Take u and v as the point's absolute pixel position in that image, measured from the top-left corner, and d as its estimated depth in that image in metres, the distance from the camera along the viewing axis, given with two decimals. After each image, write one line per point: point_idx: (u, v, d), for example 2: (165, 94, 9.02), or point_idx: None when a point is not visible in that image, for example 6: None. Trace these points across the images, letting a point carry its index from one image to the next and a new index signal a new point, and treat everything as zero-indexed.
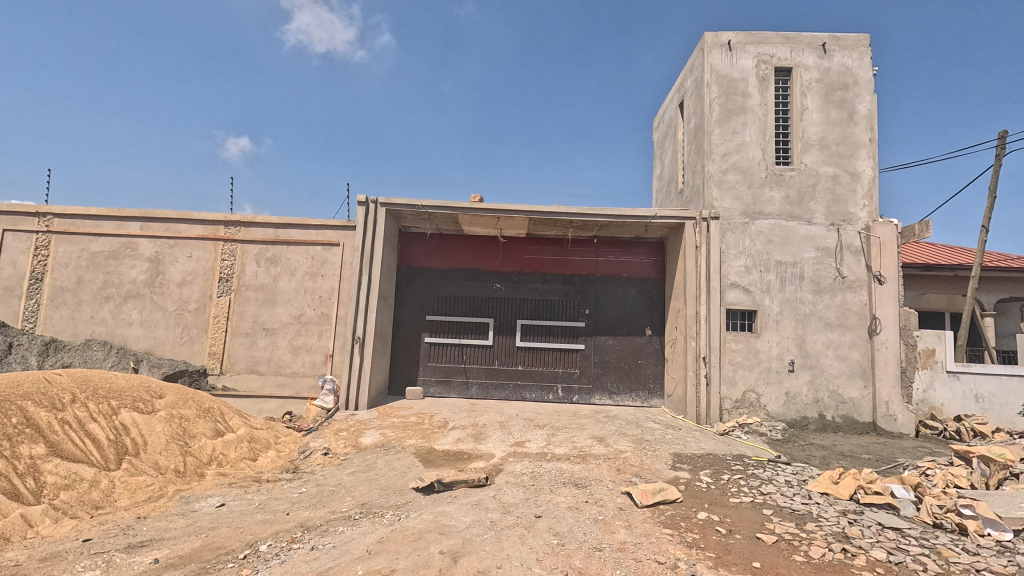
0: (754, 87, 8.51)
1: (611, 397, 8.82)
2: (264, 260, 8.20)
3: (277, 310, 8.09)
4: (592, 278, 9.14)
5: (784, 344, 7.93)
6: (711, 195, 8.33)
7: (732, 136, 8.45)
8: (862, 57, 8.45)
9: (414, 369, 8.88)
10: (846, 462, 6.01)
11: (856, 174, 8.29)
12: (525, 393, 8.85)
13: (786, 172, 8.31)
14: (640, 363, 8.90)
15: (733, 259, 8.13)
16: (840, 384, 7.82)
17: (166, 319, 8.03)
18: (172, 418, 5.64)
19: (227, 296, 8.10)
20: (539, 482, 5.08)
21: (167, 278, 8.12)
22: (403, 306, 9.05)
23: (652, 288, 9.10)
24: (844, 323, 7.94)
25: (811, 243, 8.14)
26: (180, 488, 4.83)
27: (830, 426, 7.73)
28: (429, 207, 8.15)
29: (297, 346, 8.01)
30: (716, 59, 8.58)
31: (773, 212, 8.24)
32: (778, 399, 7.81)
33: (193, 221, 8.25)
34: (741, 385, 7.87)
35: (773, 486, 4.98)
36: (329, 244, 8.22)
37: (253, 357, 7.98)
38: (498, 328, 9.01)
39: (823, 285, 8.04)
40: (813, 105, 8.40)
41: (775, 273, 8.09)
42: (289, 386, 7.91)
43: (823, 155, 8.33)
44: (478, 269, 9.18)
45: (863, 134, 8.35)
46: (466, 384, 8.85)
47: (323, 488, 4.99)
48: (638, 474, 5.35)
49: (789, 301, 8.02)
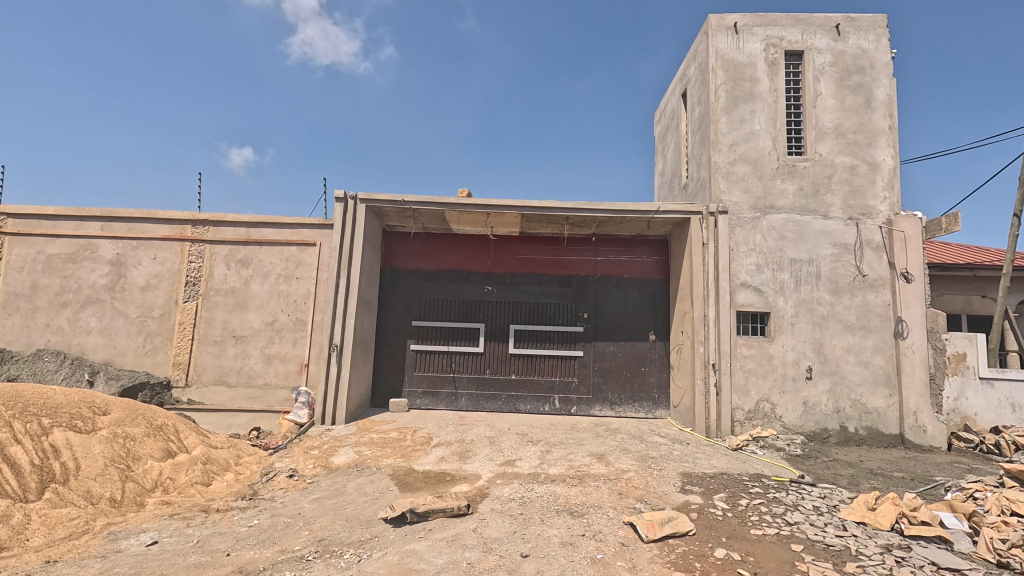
0: (762, 72, 7.91)
1: (613, 409, 8.14)
2: (234, 262, 7.57)
3: (248, 316, 7.45)
4: (590, 279, 8.49)
5: (801, 348, 7.27)
6: (718, 187, 7.69)
7: (739, 124, 7.83)
8: (879, 39, 7.84)
9: (399, 379, 8.22)
10: (878, 482, 5.32)
11: (875, 164, 7.65)
12: (520, 404, 8.17)
13: (799, 163, 7.69)
14: (644, 370, 8.22)
15: (744, 257, 7.48)
16: (863, 393, 7.15)
17: (128, 326, 7.39)
18: (114, 437, 5.00)
19: (194, 302, 7.46)
20: (529, 510, 4.39)
21: (130, 282, 7.49)
22: (387, 311, 8.41)
23: (655, 289, 8.45)
24: (866, 325, 7.29)
25: (828, 239, 7.50)
26: (112, 522, 4.17)
27: (853, 439, 7.05)
28: (413, 202, 7.51)
29: (270, 355, 7.36)
30: (722, 43, 7.98)
31: (785, 205, 7.61)
32: (796, 410, 7.13)
33: (158, 220, 7.63)
34: (754, 395, 7.18)
35: (800, 514, 4.30)
36: (305, 243, 7.60)
37: (222, 368, 7.33)
38: (489, 334, 8.34)
39: (842, 285, 7.39)
40: (827, 91, 7.79)
41: (789, 271, 7.45)
42: (260, 399, 7.25)
43: (839, 144, 7.70)
44: (468, 270, 8.54)
45: (882, 122, 7.72)
46: (454, 395, 8.19)
47: (278, 519, 4.32)
48: (643, 499, 4.67)
49: (805, 301, 7.37)
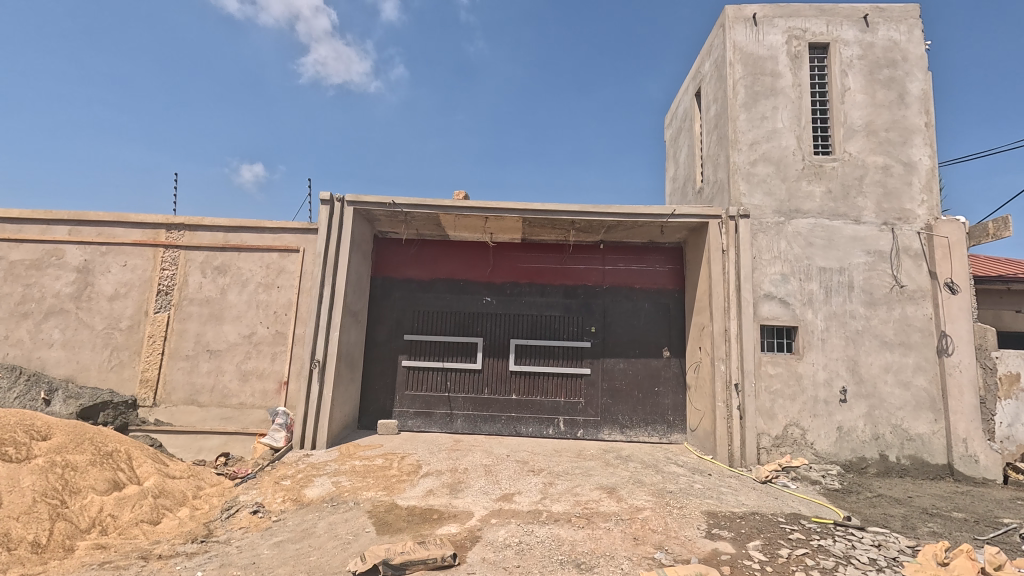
0: (784, 66, 7.30)
1: (623, 432, 7.41)
2: (211, 269, 6.96)
3: (223, 329, 6.82)
4: (598, 290, 7.82)
5: (833, 367, 6.55)
6: (737, 190, 7.05)
7: (760, 122, 7.21)
8: (912, 30, 7.21)
9: (389, 399, 7.54)
10: (938, 525, 4.54)
11: (910, 164, 6.97)
12: (521, 427, 7.47)
13: (827, 163, 7.03)
14: (657, 390, 7.50)
15: (767, 265, 6.79)
16: (904, 417, 6.40)
17: (93, 339, 6.77)
18: (50, 467, 4.35)
19: (166, 312, 6.85)
20: (527, 561, 3.68)
21: (97, 291, 6.89)
22: (377, 324, 7.75)
23: (669, 301, 7.76)
24: (905, 342, 6.56)
25: (860, 246, 6.81)
26: (27, 573, 3.48)
27: (894, 470, 6.29)
28: (405, 205, 6.88)
29: (246, 371, 6.72)
30: (740, 35, 7.39)
31: (812, 209, 6.94)
32: (829, 436, 6.39)
33: (130, 224, 7.05)
34: (781, 419, 6.44)
35: (855, 570, 3.55)
36: (287, 250, 6.99)
37: (194, 386, 6.70)
38: (488, 349, 7.66)
39: (877, 296, 6.68)
40: (856, 86, 7.17)
41: (818, 281, 6.75)
42: (234, 420, 6.59)
43: (870, 143, 7.05)
44: (465, 280, 7.89)
45: (917, 119, 7.06)
46: (449, 417, 7.49)
47: (226, 571, 3.61)
48: (663, 547, 3.94)
49: (836, 314, 6.67)
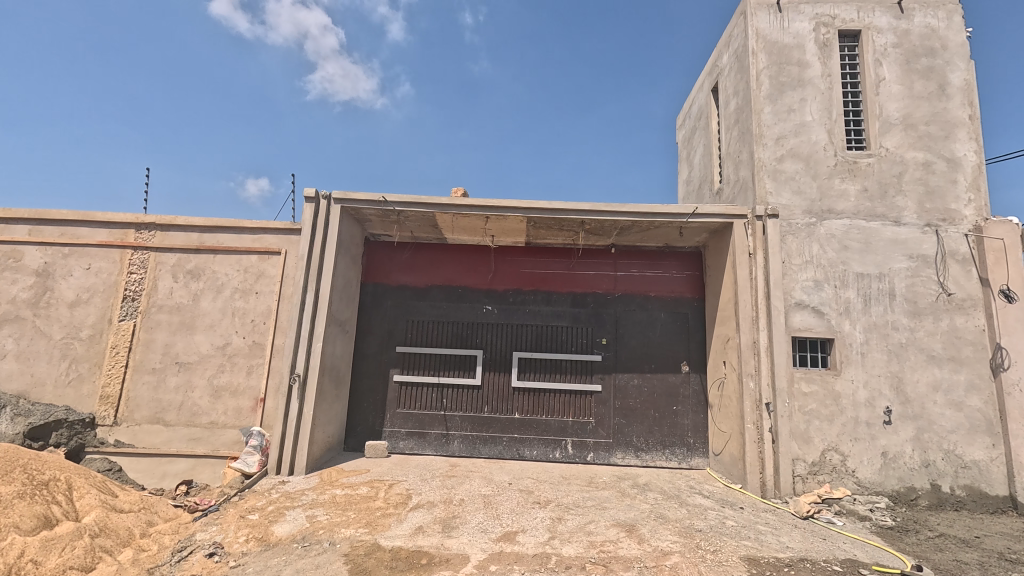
0: (812, 55, 6.70)
1: (638, 456, 6.68)
2: (183, 273, 6.32)
3: (195, 339, 6.15)
4: (608, 298, 7.15)
5: (874, 384, 5.85)
6: (763, 188, 6.41)
7: (787, 115, 6.59)
8: (951, 16, 6.61)
9: (379, 418, 6.84)
10: None
11: (954, 160, 6.31)
12: (524, 449, 6.75)
13: (862, 159, 6.40)
14: (675, 410, 6.78)
15: (798, 271, 6.13)
16: (957, 442, 5.68)
17: (50, 351, 6.10)
18: None
19: (132, 321, 6.19)
20: None
21: (57, 297, 6.24)
22: (367, 335, 7.08)
23: (686, 311, 7.08)
24: (956, 357, 5.87)
25: (901, 250, 6.14)
26: None
27: (948, 502, 5.55)
28: (397, 203, 6.24)
29: (218, 387, 6.04)
30: (763, 22, 6.81)
31: (847, 209, 6.29)
32: (872, 463, 5.67)
33: (96, 224, 6.41)
34: (818, 443, 5.73)
35: None
36: (268, 252, 6.36)
37: (160, 403, 6.01)
38: (488, 363, 6.97)
39: (923, 306, 6.00)
40: (891, 76, 6.56)
41: (855, 289, 6.08)
42: (203, 441, 5.90)
43: (908, 137, 6.42)
44: (463, 287, 7.23)
45: (960, 111, 6.42)
46: (445, 438, 6.78)
47: None
48: None
49: (877, 326, 5.98)
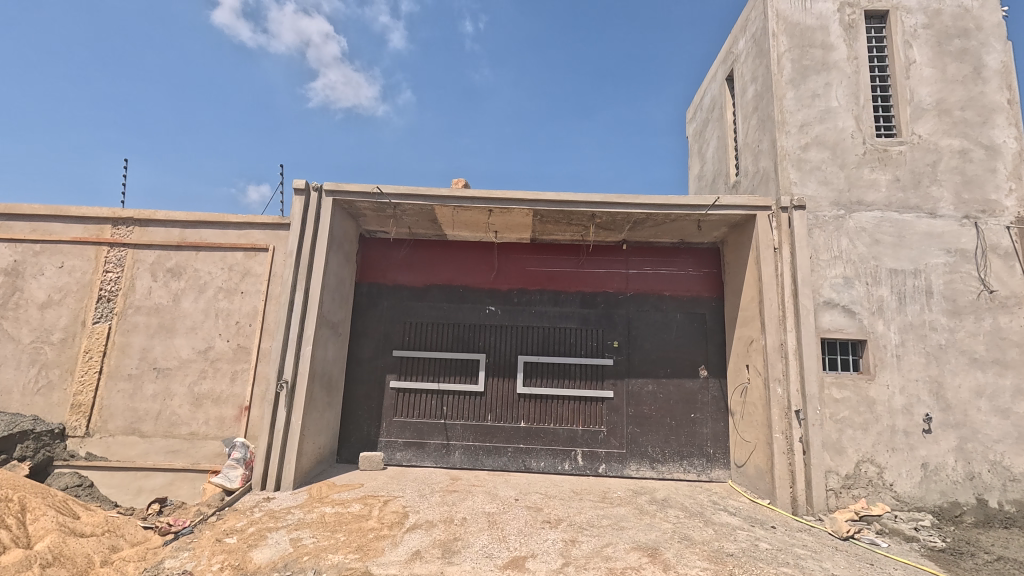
0: (837, 37, 6.26)
1: (654, 468, 6.20)
2: (163, 272, 5.86)
3: (175, 343, 5.69)
4: (619, 297, 6.68)
5: (912, 390, 5.37)
6: (787, 178, 5.95)
7: (811, 100, 6.15)
8: None
9: (374, 427, 6.37)
10: None
11: (993, 148, 5.86)
12: (531, 461, 6.27)
13: (893, 147, 5.94)
14: (693, 418, 6.31)
15: (826, 267, 5.68)
16: (1004, 453, 5.20)
17: (18, 356, 5.64)
18: None
19: (106, 323, 5.73)
20: None
21: (27, 297, 5.78)
22: (362, 338, 6.61)
23: (703, 312, 6.62)
24: (1001, 360, 5.39)
25: (938, 244, 5.68)
26: None
27: (996, 519, 5.06)
28: (393, 195, 5.79)
29: (199, 394, 5.58)
30: (783, 4, 6.38)
31: (878, 201, 5.83)
32: (912, 476, 5.19)
33: (69, 219, 5.96)
34: (852, 454, 5.25)
35: None
36: (255, 249, 5.91)
37: (136, 412, 5.55)
38: (492, 368, 6.50)
39: (962, 304, 5.53)
40: (923, 58, 6.12)
41: (888, 286, 5.62)
42: (182, 454, 5.43)
43: (942, 123, 5.97)
44: (465, 287, 6.77)
45: (998, 95, 5.97)
46: (445, 449, 6.31)
47: None
48: None
49: (913, 326, 5.51)
